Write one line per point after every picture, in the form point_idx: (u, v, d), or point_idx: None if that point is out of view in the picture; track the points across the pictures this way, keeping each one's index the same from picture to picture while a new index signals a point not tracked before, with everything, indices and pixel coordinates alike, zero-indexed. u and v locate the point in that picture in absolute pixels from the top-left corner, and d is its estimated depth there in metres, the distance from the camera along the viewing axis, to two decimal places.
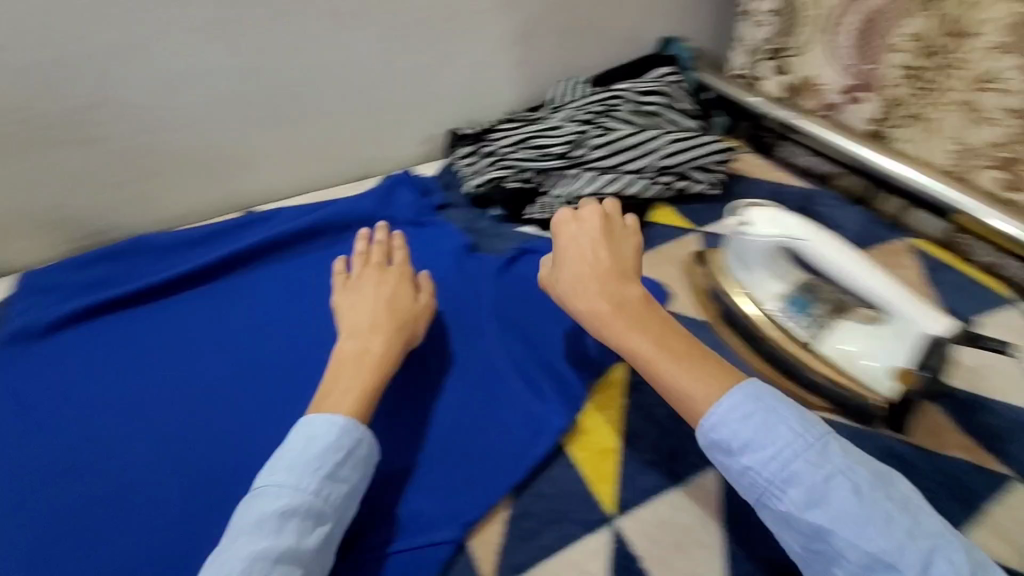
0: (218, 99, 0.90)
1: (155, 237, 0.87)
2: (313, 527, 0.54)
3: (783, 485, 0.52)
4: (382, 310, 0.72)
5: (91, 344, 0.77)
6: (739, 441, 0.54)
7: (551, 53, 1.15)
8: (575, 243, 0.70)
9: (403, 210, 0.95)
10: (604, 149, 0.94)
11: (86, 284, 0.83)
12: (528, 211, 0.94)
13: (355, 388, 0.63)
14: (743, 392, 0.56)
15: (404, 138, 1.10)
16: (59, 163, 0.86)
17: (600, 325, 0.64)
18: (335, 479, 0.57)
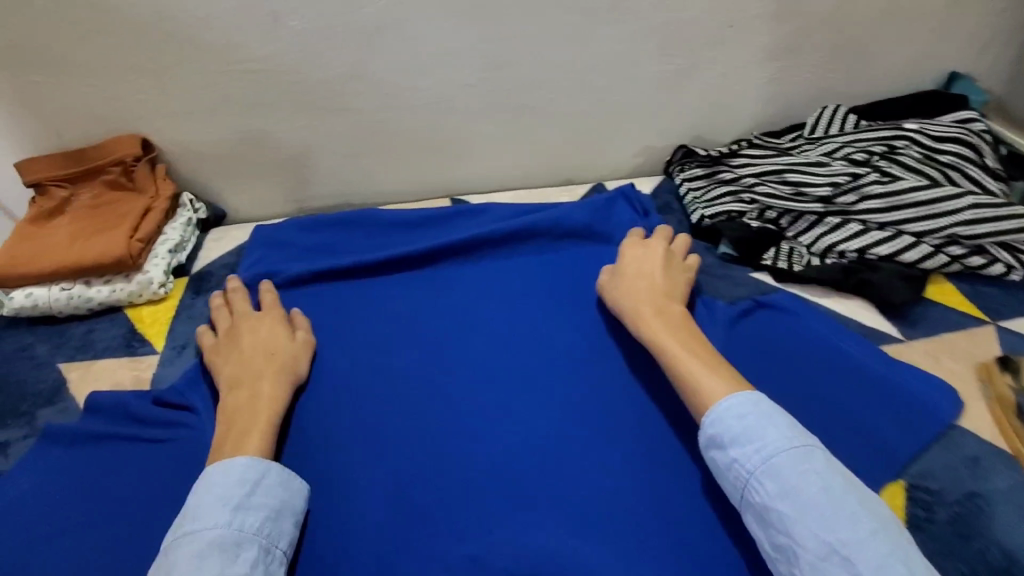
0: (461, 83, 0.89)
1: (380, 213, 0.88)
2: (243, 560, 0.50)
3: (762, 479, 0.53)
4: (244, 351, 0.67)
5: (309, 309, 0.78)
6: (730, 435, 0.56)
7: (809, 74, 1.00)
8: (633, 259, 0.74)
9: (622, 228, 0.86)
10: (880, 201, 0.79)
11: (314, 246, 0.86)
12: (768, 255, 0.80)
13: (250, 432, 0.59)
14: (746, 395, 0.58)
15: (622, 146, 1.03)
16: (307, 126, 0.90)
17: (643, 322, 0.68)
18: (247, 507, 0.53)
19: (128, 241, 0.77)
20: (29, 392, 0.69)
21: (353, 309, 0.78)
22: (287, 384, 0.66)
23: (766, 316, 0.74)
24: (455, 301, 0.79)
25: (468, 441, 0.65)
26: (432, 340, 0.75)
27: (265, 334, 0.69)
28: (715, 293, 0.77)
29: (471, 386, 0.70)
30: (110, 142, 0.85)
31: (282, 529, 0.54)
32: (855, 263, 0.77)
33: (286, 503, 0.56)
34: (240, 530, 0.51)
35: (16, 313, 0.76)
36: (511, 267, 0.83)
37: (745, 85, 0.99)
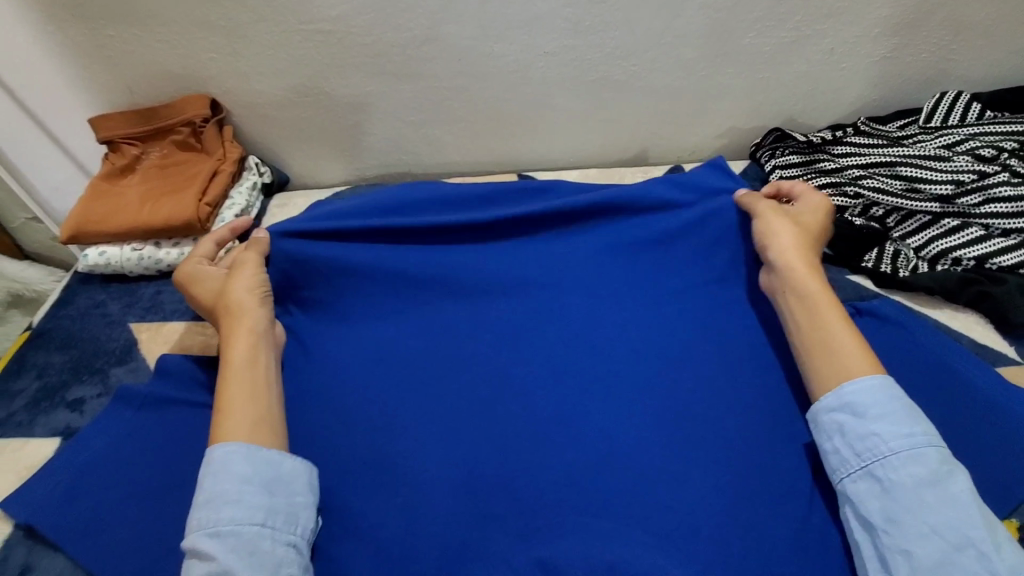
0: (535, 51, 0.83)
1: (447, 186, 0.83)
2: (206, 559, 0.46)
3: (902, 459, 0.49)
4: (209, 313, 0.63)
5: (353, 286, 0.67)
6: (877, 410, 0.51)
7: (926, 55, 0.89)
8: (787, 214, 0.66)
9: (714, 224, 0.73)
10: (1010, 205, 0.70)
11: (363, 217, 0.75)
12: (870, 259, 0.73)
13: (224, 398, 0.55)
14: (883, 379, 0.52)
15: (704, 128, 0.95)
16: (375, 92, 0.86)
17: (800, 277, 0.60)
18: (203, 501, 0.49)
19: (197, 205, 0.77)
20: (102, 349, 0.69)
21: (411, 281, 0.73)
22: (250, 315, 0.60)
23: (863, 324, 0.66)
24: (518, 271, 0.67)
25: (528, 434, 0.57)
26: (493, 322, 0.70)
27: (205, 288, 0.63)
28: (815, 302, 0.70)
29: None
30: (180, 101, 0.83)
31: (249, 506, 0.48)
32: (974, 272, 0.69)
33: (245, 478, 0.50)
34: (206, 528, 0.48)
35: (90, 270, 0.77)
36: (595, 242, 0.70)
37: (853, 62, 0.89)
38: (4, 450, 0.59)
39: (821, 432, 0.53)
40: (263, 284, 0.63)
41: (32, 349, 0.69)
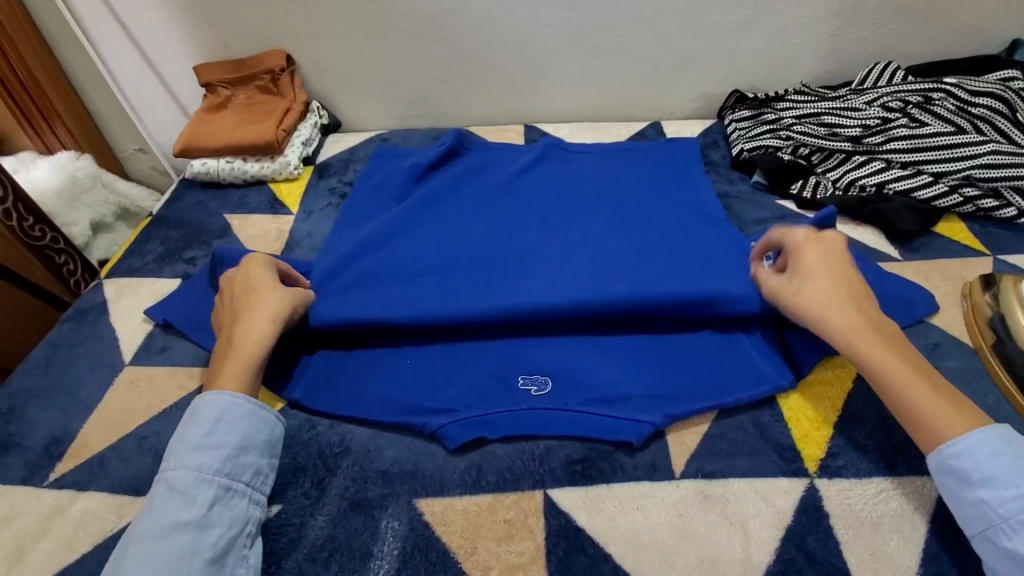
0: (539, 20, 1.04)
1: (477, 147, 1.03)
2: (197, 503, 0.52)
3: (1017, 526, 0.48)
4: (231, 299, 0.66)
5: (399, 235, 0.86)
6: (981, 474, 0.50)
7: (868, 34, 1.08)
8: (808, 254, 0.64)
9: (673, 180, 0.94)
10: (906, 142, 0.88)
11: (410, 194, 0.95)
12: (794, 187, 0.92)
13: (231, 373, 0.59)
14: (996, 430, 0.51)
15: (682, 92, 1.15)
16: (412, 53, 1.09)
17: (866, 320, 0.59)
18: (202, 447, 0.55)
19: (275, 130, 1.00)
20: (205, 228, 0.93)
21: (422, 221, 0.89)
22: (270, 317, 0.62)
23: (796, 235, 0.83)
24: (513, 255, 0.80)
25: None
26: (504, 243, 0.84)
27: (247, 275, 0.66)
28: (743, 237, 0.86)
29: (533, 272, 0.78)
30: (265, 54, 1.07)
31: (244, 464, 0.56)
32: (873, 195, 0.87)
33: (245, 443, 0.57)
34: (200, 472, 0.53)
35: (194, 177, 1.01)
36: (618, 280, 0.72)
37: (804, 38, 1.08)
38: (141, 283, 0.83)
39: (939, 493, 0.54)
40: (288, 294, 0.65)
41: (155, 227, 0.93)
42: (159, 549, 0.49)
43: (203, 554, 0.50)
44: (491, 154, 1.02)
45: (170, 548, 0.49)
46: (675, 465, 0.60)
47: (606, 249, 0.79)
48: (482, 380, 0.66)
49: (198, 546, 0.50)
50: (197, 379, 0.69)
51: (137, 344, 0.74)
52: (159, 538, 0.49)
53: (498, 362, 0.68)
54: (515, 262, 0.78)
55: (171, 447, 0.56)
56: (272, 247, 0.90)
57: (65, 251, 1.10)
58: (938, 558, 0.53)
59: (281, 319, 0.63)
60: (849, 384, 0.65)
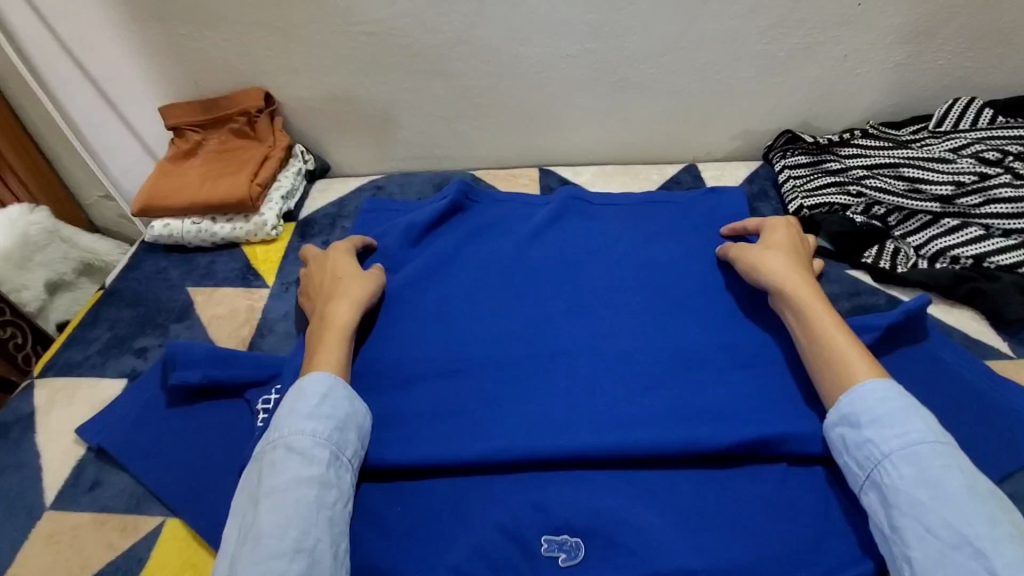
0: (557, 50, 0.89)
1: (484, 200, 0.87)
2: (315, 464, 0.51)
3: (898, 462, 0.49)
4: (320, 285, 0.70)
5: (397, 320, 0.71)
6: (869, 415, 0.51)
7: (945, 64, 0.91)
8: (778, 231, 0.71)
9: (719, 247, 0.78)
10: (1009, 206, 0.73)
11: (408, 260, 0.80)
12: (869, 254, 0.75)
13: (328, 348, 0.61)
14: (895, 382, 0.53)
15: (720, 129, 0.99)
16: (410, 90, 0.94)
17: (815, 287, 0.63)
18: (314, 415, 0.54)
19: (249, 185, 0.85)
20: (163, 307, 0.78)
21: (421, 301, 0.73)
22: (358, 300, 0.66)
23: (898, 330, 0.65)
24: (535, 359, 0.66)
25: (532, 432, 0.59)
26: (520, 332, 0.69)
27: (338, 265, 0.71)
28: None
29: (557, 378, 0.64)
30: (240, 93, 0.93)
31: (348, 438, 0.55)
32: (971, 270, 0.71)
33: (343, 420, 0.55)
34: (314, 437, 0.53)
35: (155, 240, 0.87)
36: (665, 416, 0.60)
37: (867, 69, 0.92)
38: (79, 387, 0.68)
39: (831, 443, 0.54)
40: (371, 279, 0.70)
41: (105, 305, 0.79)
42: (283, 505, 0.48)
43: (325, 512, 0.50)
44: (500, 209, 0.86)
45: (297, 501, 0.49)
46: None
47: (648, 351, 0.66)
48: (498, 546, 0.52)
49: (321, 503, 0.50)
50: (132, 534, 0.56)
51: (62, 478, 0.60)
52: (284, 493, 0.49)
53: (511, 512, 0.54)
54: (536, 367, 0.65)
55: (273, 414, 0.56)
56: (240, 333, 0.75)
57: (12, 323, 0.97)
58: None
59: (364, 303, 0.66)
60: None
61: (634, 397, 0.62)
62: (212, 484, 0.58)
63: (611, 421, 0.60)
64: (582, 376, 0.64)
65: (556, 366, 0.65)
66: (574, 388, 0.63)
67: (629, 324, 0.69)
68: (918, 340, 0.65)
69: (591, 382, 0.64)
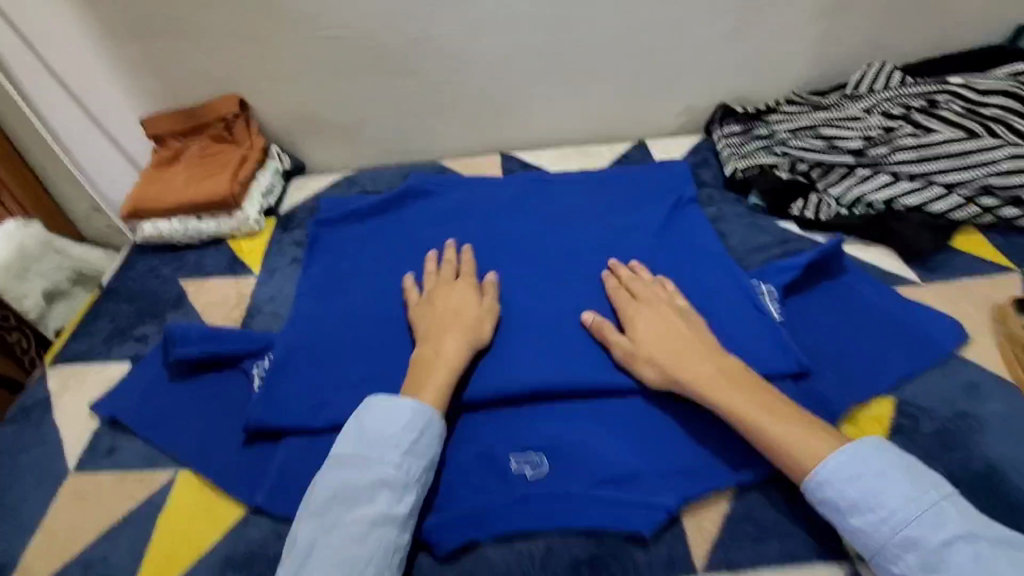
0: (509, 43, 0.97)
1: (452, 183, 0.95)
2: (402, 504, 0.53)
3: (898, 549, 0.48)
4: (428, 312, 0.68)
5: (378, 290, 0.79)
6: (848, 502, 0.50)
7: (863, 34, 1.01)
8: (641, 325, 0.64)
9: (662, 210, 0.87)
10: (913, 153, 0.81)
11: (386, 239, 0.88)
12: (796, 206, 0.84)
13: (430, 379, 0.60)
14: (851, 450, 0.51)
15: (666, 107, 1.08)
16: (376, 88, 1.01)
17: (710, 382, 0.57)
18: (413, 450, 0.55)
19: (231, 183, 0.92)
20: (159, 299, 0.85)
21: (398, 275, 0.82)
22: (466, 338, 0.64)
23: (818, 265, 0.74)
24: None
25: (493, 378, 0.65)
26: None
27: (450, 295, 0.69)
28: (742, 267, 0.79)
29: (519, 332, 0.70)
30: (216, 100, 0.99)
31: (431, 475, 0.56)
32: (882, 212, 0.80)
33: (434, 459, 0.57)
34: (406, 475, 0.54)
35: (146, 240, 0.93)
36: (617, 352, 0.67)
37: (792, 43, 1.01)
38: (88, 371, 0.75)
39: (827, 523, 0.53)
40: (485, 314, 0.68)
41: (105, 301, 0.85)
42: (368, 539, 0.50)
43: (398, 553, 0.51)
44: (464, 191, 0.94)
45: (378, 539, 0.50)
46: (696, 556, 0.54)
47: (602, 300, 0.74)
48: (472, 467, 0.60)
49: (396, 543, 0.52)
50: (149, 487, 0.62)
51: (81, 447, 0.66)
52: (368, 529, 0.50)
53: (482, 441, 0.62)
54: None
55: (358, 429, 0.57)
56: (231, 316, 0.82)
57: (19, 329, 1.04)
58: None
59: (472, 343, 0.64)
60: None
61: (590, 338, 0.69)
62: (217, 441, 0.65)
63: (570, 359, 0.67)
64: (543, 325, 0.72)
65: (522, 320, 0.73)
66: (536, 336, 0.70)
67: (585, 279, 0.77)
68: (835, 274, 0.74)
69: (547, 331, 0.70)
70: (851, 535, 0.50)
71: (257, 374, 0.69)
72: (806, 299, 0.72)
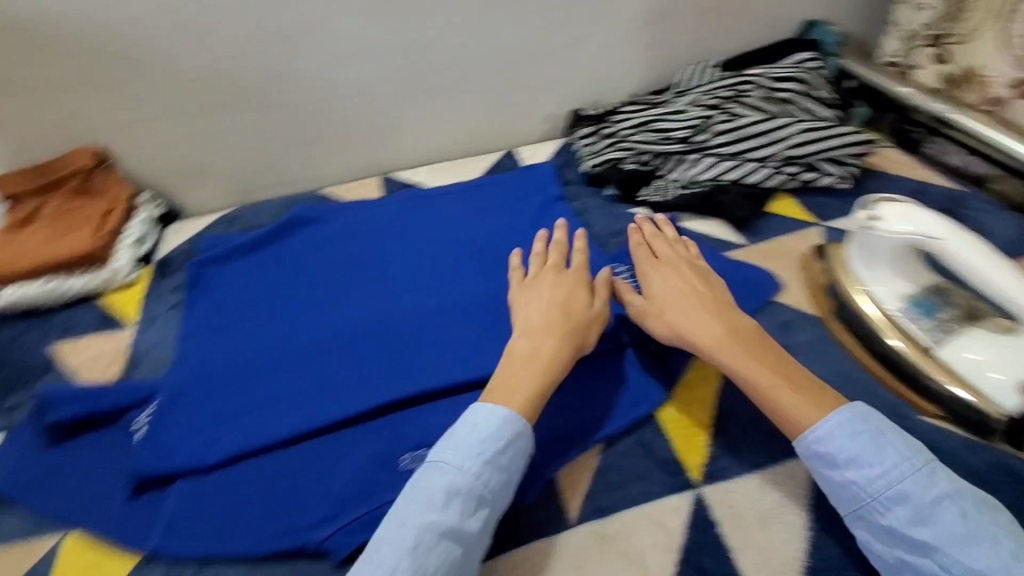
0: (369, 71, 1.02)
1: (334, 210, 0.98)
2: (472, 516, 0.53)
3: (888, 502, 0.52)
4: (588, 318, 0.68)
5: (266, 322, 0.81)
6: (845, 456, 0.54)
7: (685, 36, 1.14)
8: (660, 282, 0.71)
9: (529, 210, 0.95)
10: (727, 135, 0.94)
11: (271, 270, 0.89)
12: (643, 193, 0.96)
13: (527, 381, 0.61)
14: (851, 410, 0.56)
15: (529, 116, 1.16)
16: (244, 125, 1.02)
17: (718, 337, 0.63)
18: (493, 462, 0.56)
19: (94, 238, 0.91)
20: (28, 366, 0.81)
21: (285, 303, 0.84)
22: (564, 339, 0.65)
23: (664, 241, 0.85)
24: (386, 327, 0.78)
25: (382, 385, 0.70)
26: (371, 310, 0.81)
27: (578, 298, 0.69)
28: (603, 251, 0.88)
29: (406, 340, 0.76)
30: (70, 155, 0.97)
31: (507, 490, 0.56)
32: (710, 189, 0.92)
33: (515, 473, 0.57)
34: (482, 486, 0.54)
35: (8, 308, 0.88)
36: (495, 345, 0.74)
37: (627, 49, 1.13)
38: None
39: (810, 476, 0.57)
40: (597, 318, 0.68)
41: None
42: (433, 548, 0.51)
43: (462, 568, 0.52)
44: (346, 215, 0.97)
45: (446, 548, 0.51)
46: (569, 510, 0.60)
47: (480, 300, 0.80)
48: (365, 471, 0.63)
49: (462, 557, 0.52)
50: (31, 555, 0.61)
51: None
52: (436, 538, 0.51)
53: (376, 446, 0.65)
54: (386, 333, 0.77)
55: (451, 433, 0.58)
56: (109, 370, 0.80)
57: None
58: (813, 539, 0.56)
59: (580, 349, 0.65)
60: (719, 381, 0.68)
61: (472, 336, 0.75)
62: (102, 498, 0.64)
63: (453, 358, 0.73)
64: (426, 331, 0.77)
65: (407, 328, 0.77)
66: (419, 342, 0.75)
67: (463, 284, 0.83)
68: None
69: (431, 336, 0.76)
70: (845, 487, 0.53)
71: (139, 427, 0.69)
72: None
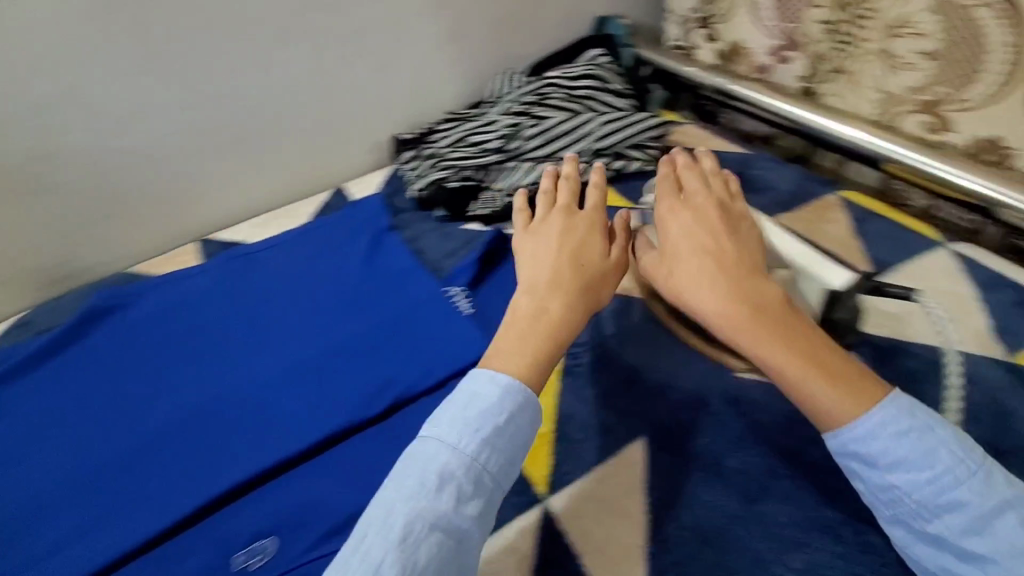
0: (154, 134, 0.93)
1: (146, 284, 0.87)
2: (472, 498, 0.49)
3: (936, 509, 0.49)
4: (587, 266, 0.63)
5: (68, 434, 0.71)
6: (888, 459, 0.50)
7: (488, 48, 1.16)
8: (671, 231, 0.64)
9: (358, 244, 0.90)
10: (538, 139, 0.97)
11: (68, 369, 0.77)
12: (472, 207, 0.96)
13: (530, 347, 0.56)
14: (897, 403, 0.51)
15: (350, 149, 1.12)
16: (11, 217, 0.89)
17: (735, 315, 0.56)
18: (492, 436, 0.51)
19: None
20: None
21: (91, 406, 0.74)
22: (584, 301, 0.61)
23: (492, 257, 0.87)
24: (213, 410, 0.72)
25: (216, 477, 0.65)
26: (194, 394, 0.74)
27: (588, 247, 0.64)
28: (436, 272, 0.86)
29: (238, 419, 0.71)
30: None
31: (509, 469, 0.52)
32: (531, 193, 0.94)
33: (520, 450, 0.53)
34: (481, 465, 0.50)
35: None
36: (334, 403, 0.71)
37: (434, 69, 1.13)
38: None
39: (843, 472, 0.54)
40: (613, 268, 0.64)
41: None
42: (427, 540, 0.46)
43: (459, 561, 0.47)
44: (162, 289, 0.86)
45: (440, 539, 0.46)
46: None
47: (314, 356, 0.76)
48: None
49: (462, 544, 0.48)
50: None
51: None
52: (429, 529, 0.46)
53: (213, 550, 0.60)
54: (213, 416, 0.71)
55: (450, 402, 0.54)
56: None
57: None
58: (655, 522, 0.58)
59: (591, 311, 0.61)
60: (553, 386, 0.69)
61: (308, 398, 0.72)
62: None
63: (292, 428, 0.69)
64: (259, 404, 0.72)
65: (237, 405, 0.72)
66: (252, 419, 0.71)
67: (294, 341, 0.78)
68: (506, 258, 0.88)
69: (265, 408, 0.71)
70: (889, 489, 0.51)
71: None
72: (490, 290, 0.84)
